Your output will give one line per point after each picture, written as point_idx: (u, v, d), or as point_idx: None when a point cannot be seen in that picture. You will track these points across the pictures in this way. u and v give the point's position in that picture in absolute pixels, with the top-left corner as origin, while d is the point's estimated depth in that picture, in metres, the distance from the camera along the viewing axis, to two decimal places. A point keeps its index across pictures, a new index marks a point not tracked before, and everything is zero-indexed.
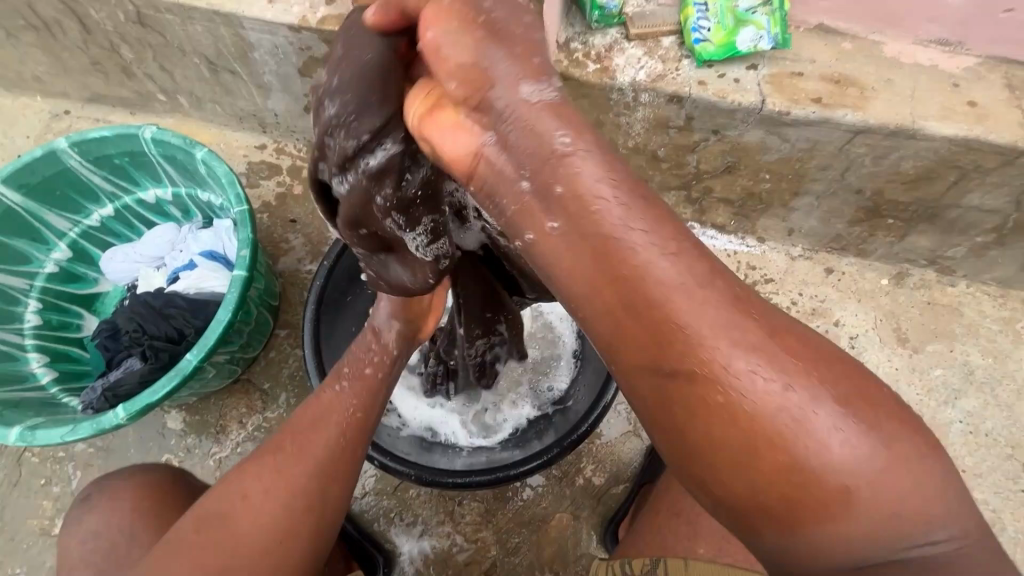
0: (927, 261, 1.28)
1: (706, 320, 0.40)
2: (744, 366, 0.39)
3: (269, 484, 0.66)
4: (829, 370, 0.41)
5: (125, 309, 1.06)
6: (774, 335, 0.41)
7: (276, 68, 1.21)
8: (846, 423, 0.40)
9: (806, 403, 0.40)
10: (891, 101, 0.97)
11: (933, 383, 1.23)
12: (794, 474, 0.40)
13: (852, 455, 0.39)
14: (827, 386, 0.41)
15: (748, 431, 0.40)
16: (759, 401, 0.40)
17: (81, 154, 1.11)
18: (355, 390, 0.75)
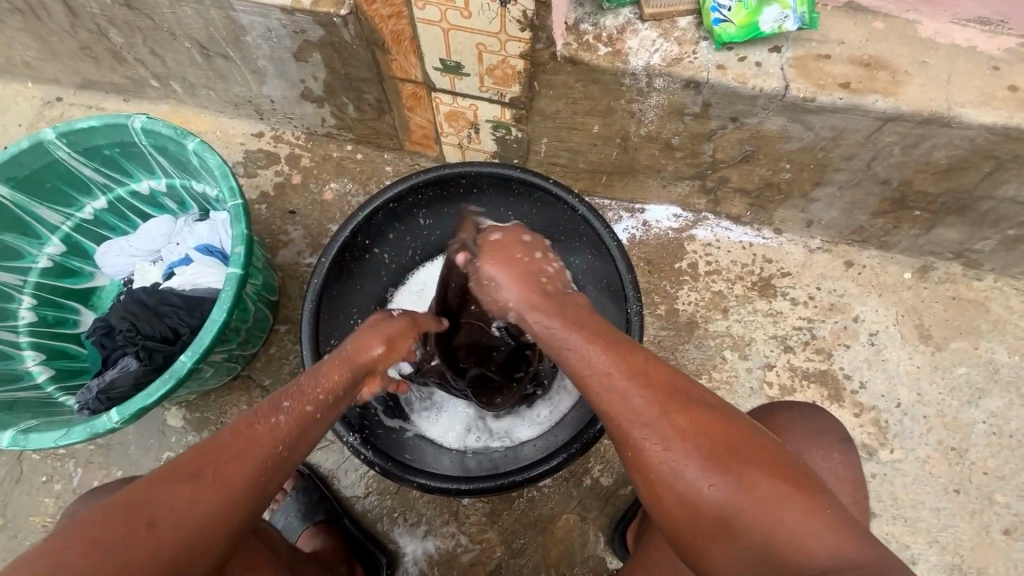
0: (953, 254, 1.22)
1: (610, 396, 0.64)
2: (636, 430, 0.63)
3: (178, 516, 0.56)
4: (699, 426, 0.61)
5: (119, 307, 1.03)
6: (663, 410, 0.62)
7: (270, 52, 1.16)
8: (710, 471, 0.59)
9: (677, 456, 0.61)
10: (925, 86, 0.91)
11: (956, 382, 1.19)
12: (685, 504, 0.60)
13: (717, 495, 0.58)
14: (712, 447, 0.60)
15: (648, 473, 0.62)
16: (649, 456, 0.62)
17: (70, 145, 1.07)
18: (292, 424, 0.66)
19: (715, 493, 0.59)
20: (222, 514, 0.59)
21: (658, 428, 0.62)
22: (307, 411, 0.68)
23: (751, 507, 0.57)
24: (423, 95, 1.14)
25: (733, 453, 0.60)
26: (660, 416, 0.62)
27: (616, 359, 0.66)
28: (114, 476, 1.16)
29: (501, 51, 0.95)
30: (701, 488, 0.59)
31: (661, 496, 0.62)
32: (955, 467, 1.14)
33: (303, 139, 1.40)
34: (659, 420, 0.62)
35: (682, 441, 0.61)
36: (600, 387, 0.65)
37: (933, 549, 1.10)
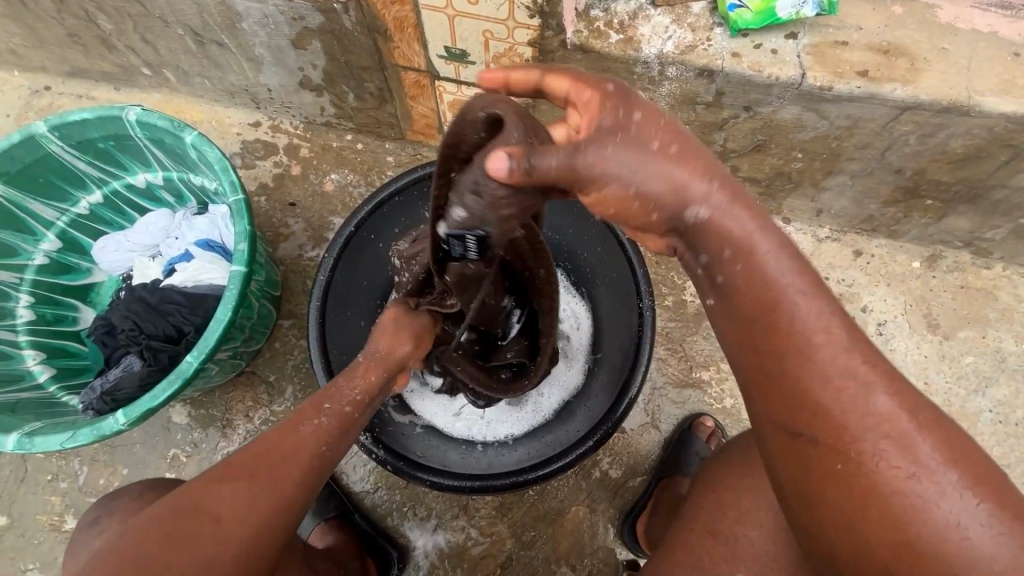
0: (962, 243, 1.21)
1: (838, 390, 0.51)
2: (871, 442, 0.50)
3: (239, 515, 0.62)
4: (948, 454, 0.49)
5: (120, 306, 1.01)
6: (914, 422, 0.50)
7: (267, 40, 1.12)
8: (968, 511, 0.47)
9: (929, 486, 0.48)
10: (945, 74, 0.89)
11: (963, 371, 1.19)
12: (901, 541, 0.49)
13: (976, 545, 0.46)
14: (966, 482, 0.48)
15: (861, 491, 0.50)
16: (884, 475, 0.49)
17: (63, 138, 1.03)
18: (333, 423, 0.71)
19: (959, 528, 0.47)
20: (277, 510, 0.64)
21: (899, 440, 0.49)
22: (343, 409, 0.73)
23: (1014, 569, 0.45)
24: (427, 84, 1.11)
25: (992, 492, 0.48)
26: (903, 430, 0.50)
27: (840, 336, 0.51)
28: (121, 475, 1.15)
29: (508, 39, 0.92)
30: (942, 519, 0.47)
31: (868, 516, 0.50)
32: None
33: (302, 128, 1.36)
34: (871, 427, 0.50)
35: (902, 457, 0.49)
36: (819, 373, 0.51)
37: None
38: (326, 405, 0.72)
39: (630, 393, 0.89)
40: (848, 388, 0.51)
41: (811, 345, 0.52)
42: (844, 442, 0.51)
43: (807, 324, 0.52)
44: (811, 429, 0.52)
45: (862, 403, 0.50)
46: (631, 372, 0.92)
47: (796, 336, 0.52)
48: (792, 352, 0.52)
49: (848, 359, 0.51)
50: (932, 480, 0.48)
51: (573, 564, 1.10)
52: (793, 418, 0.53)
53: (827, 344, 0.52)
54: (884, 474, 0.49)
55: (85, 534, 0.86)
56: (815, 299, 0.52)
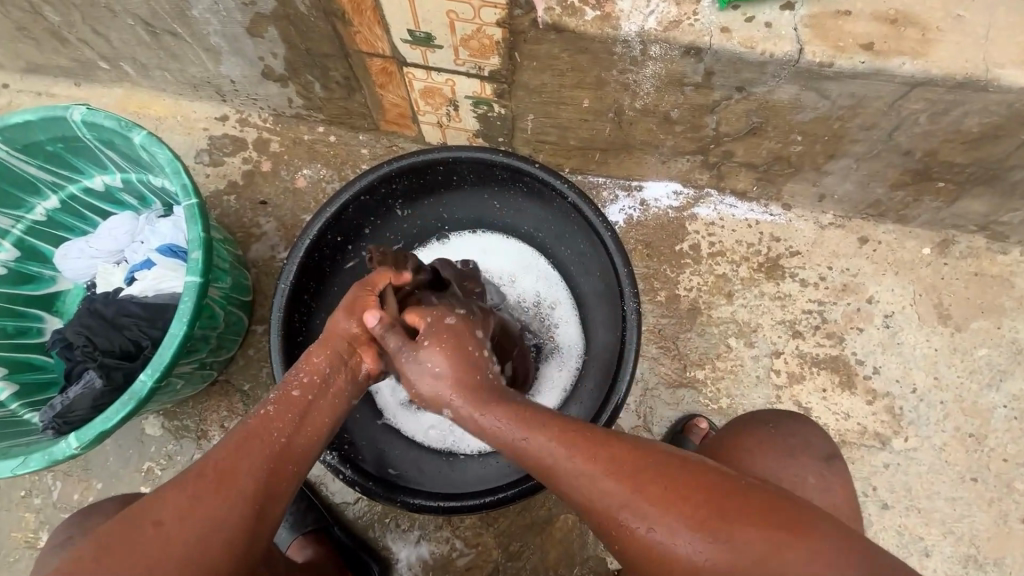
0: (977, 227, 1.13)
1: (581, 486, 0.60)
2: (624, 514, 0.58)
3: (180, 520, 0.57)
4: (677, 503, 0.57)
5: (75, 320, 0.96)
6: (642, 489, 0.58)
7: (221, 27, 1.05)
8: (699, 540, 0.56)
9: (667, 531, 0.57)
10: (959, 44, 0.80)
11: (976, 364, 1.11)
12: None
13: (711, 557, 0.55)
14: (696, 517, 0.56)
15: (638, 548, 0.59)
16: (645, 534, 0.58)
17: (8, 142, 0.97)
18: (283, 414, 0.64)
19: (697, 551, 0.56)
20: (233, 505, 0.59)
21: (633, 505, 0.58)
22: (292, 394, 0.66)
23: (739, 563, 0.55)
24: (394, 70, 1.02)
25: (719, 515, 0.56)
26: (636, 498, 0.58)
27: (617, 474, 0.59)
28: (94, 490, 1.12)
29: (475, 19, 0.84)
30: (683, 551, 0.56)
31: (652, 566, 0.58)
32: (972, 454, 1.08)
33: (271, 121, 1.29)
34: (678, 524, 0.57)
35: (711, 538, 0.56)
36: (563, 479, 0.61)
37: (947, 540, 1.05)
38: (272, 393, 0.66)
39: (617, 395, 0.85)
40: (646, 514, 0.58)
41: (604, 495, 0.59)
42: (673, 558, 0.57)
43: (593, 485, 0.59)
44: (591, 518, 0.61)
45: (663, 510, 0.57)
46: (617, 372, 0.88)
47: (595, 497, 0.59)
48: (602, 503, 0.59)
49: (637, 490, 0.58)
50: (742, 540, 0.55)
51: None
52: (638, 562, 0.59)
53: (611, 486, 0.59)
54: (711, 557, 0.55)
55: (53, 555, 0.80)
56: (526, 416, 0.63)
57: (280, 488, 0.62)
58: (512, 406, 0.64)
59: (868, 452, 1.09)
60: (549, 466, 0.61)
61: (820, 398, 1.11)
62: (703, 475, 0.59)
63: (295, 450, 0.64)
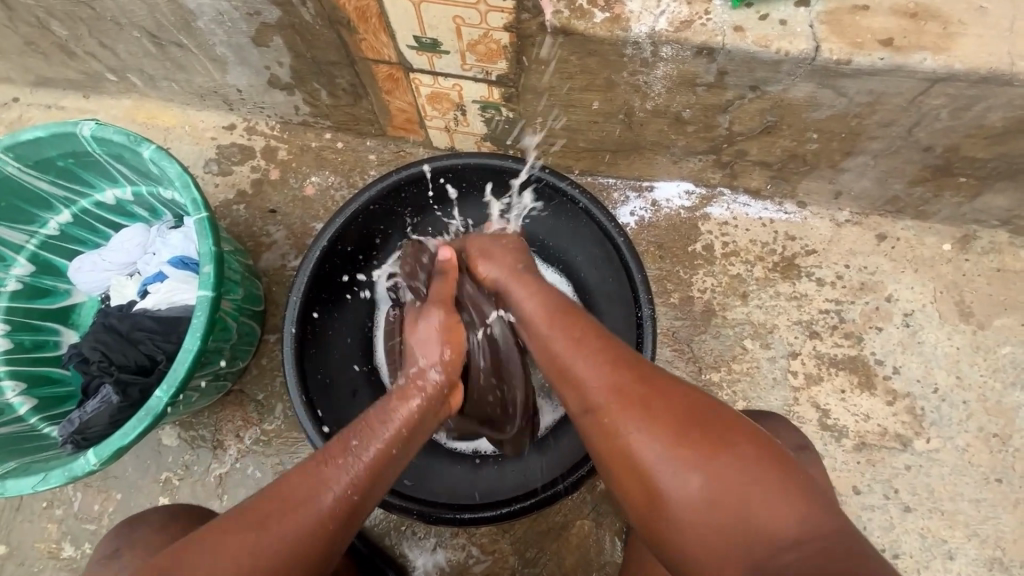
0: (999, 222, 1.10)
1: (584, 364, 0.67)
2: (608, 392, 0.63)
3: (243, 567, 0.55)
4: (665, 396, 0.61)
5: (89, 335, 0.97)
6: (634, 376, 0.64)
7: (227, 38, 1.05)
8: (666, 435, 0.58)
9: (639, 416, 0.60)
10: (983, 37, 0.77)
11: (1000, 362, 1.09)
12: (636, 462, 0.59)
13: (671, 453, 0.57)
14: (675, 412, 0.60)
15: (609, 434, 0.62)
16: (616, 416, 0.62)
17: (19, 159, 0.98)
18: (363, 467, 0.63)
19: (661, 442, 0.58)
20: (298, 554, 0.57)
21: (619, 385, 0.63)
22: (376, 429, 0.67)
23: (700, 464, 0.56)
24: (401, 77, 1.01)
25: (694, 415, 0.59)
26: (626, 387, 0.63)
27: (624, 368, 0.65)
28: (114, 500, 1.13)
29: (482, 24, 0.82)
30: (645, 440, 0.59)
31: (618, 454, 0.61)
32: (997, 455, 1.06)
33: (278, 129, 1.28)
34: (666, 430, 0.59)
35: (687, 444, 0.57)
36: (568, 360, 0.68)
37: (972, 542, 1.03)
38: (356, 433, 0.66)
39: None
40: (635, 410, 0.61)
41: (606, 389, 0.64)
42: (646, 459, 0.58)
43: (600, 376, 0.65)
44: (580, 399, 0.66)
45: (655, 414, 0.60)
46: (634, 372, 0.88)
47: (592, 382, 0.65)
48: (596, 395, 0.64)
49: (631, 379, 0.64)
50: (720, 452, 0.56)
51: None
52: (608, 453, 0.62)
53: (616, 377, 0.64)
54: (668, 444, 0.58)
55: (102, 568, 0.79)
56: (561, 321, 0.73)
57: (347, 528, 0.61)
58: (553, 312, 0.74)
59: (889, 454, 1.07)
60: (566, 355, 0.69)
61: (839, 399, 1.09)
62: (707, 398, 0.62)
63: (374, 489, 0.64)
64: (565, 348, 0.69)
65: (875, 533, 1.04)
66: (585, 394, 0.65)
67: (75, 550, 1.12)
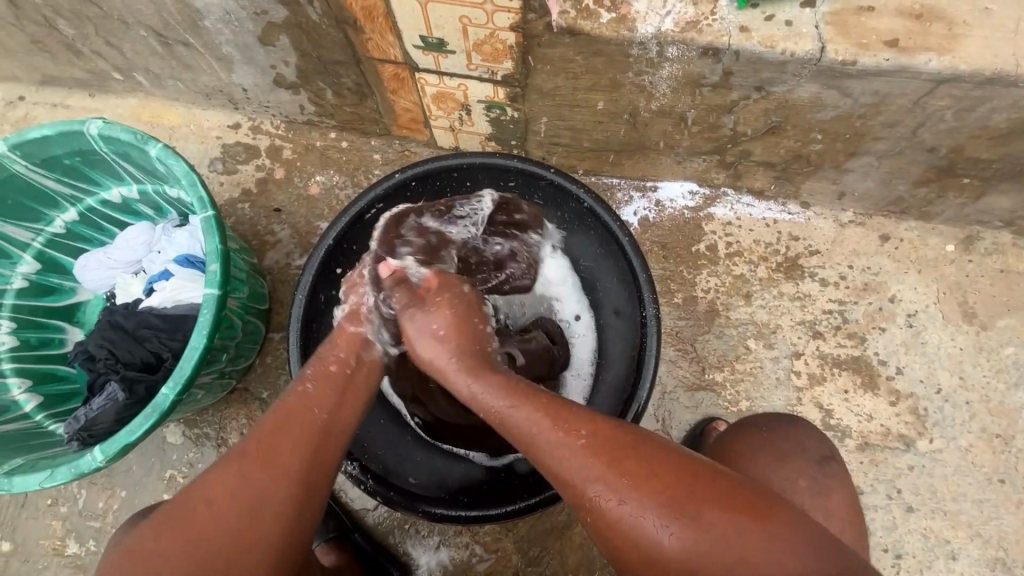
0: (1002, 223, 1.10)
1: (562, 464, 0.61)
2: (595, 491, 0.60)
3: (233, 491, 0.61)
4: (650, 481, 0.59)
5: (95, 332, 0.97)
6: (613, 466, 0.60)
7: (233, 37, 1.05)
8: (667, 523, 0.57)
9: (635, 509, 0.58)
10: (988, 38, 0.77)
11: (1003, 363, 1.09)
12: (645, 555, 0.58)
13: (676, 543, 0.57)
14: (668, 500, 0.58)
15: (608, 530, 0.60)
16: (612, 512, 0.59)
17: (26, 157, 0.98)
18: (321, 388, 0.69)
19: (663, 533, 0.57)
20: (281, 473, 0.62)
21: (605, 481, 0.59)
22: (308, 386, 0.69)
23: (704, 546, 0.56)
24: (406, 76, 1.02)
25: (684, 498, 0.58)
26: (610, 482, 0.59)
27: (598, 456, 0.60)
28: (118, 497, 1.13)
29: (489, 24, 0.83)
30: (648, 533, 0.58)
31: (622, 549, 0.60)
32: (1000, 456, 1.06)
33: (283, 128, 1.29)
34: (658, 512, 0.58)
35: (686, 529, 0.57)
36: (542, 460, 0.62)
37: (974, 543, 1.03)
38: (291, 393, 0.68)
39: (644, 381, 0.85)
40: (623, 499, 0.59)
41: (591, 482, 0.60)
42: (647, 544, 0.58)
43: (577, 466, 0.60)
44: (566, 496, 0.62)
45: (644, 499, 0.58)
46: (637, 369, 0.88)
47: (577, 480, 0.60)
48: (585, 490, 0.60)
49: (611, 470, 0.60)
50: (719, 526, 0.56)
51: None
52: (607, 541, 0.61)
53: (596, 472, 0.60)
54: (669, 534, 0.57)
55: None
56: (522, 402, 0.64)
57: (321, 472, 0.65)
58: (505, 389, 0.66)
59: (892, 454, 1.07)
60: (535, 442, 0.63)
61: (842, 400, 1.10)
62: (684, 466, 0.60)
63: (342, 411, 0.69)
64: (531, 429, 0.63)
65: (878, 534, 1.04)
66: (566, 487, 0.61)
67: (79, 547, 1.12)
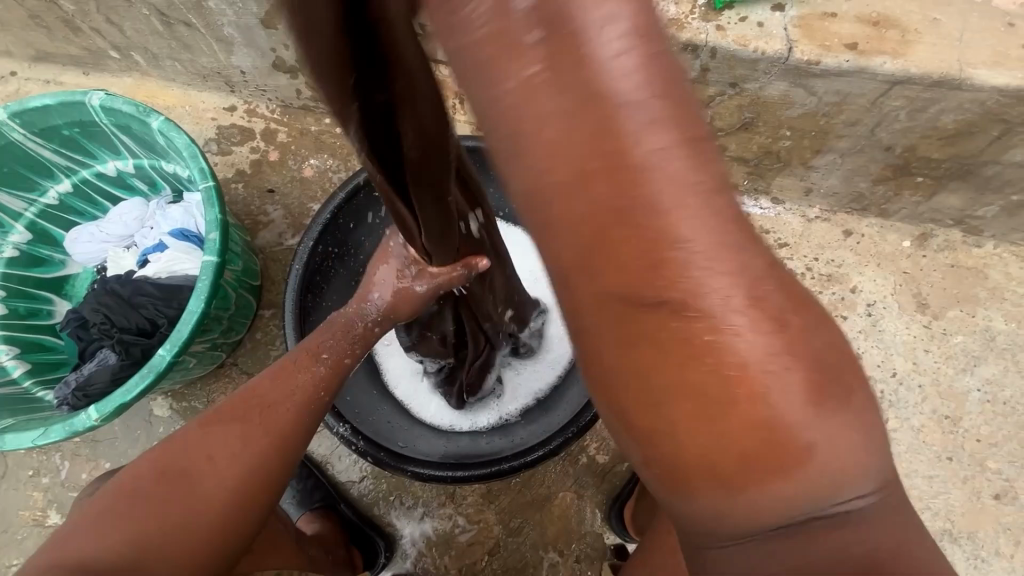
0: (954, 221, 1.19)
1: (672, 209, 0.30)
2: (722, 284, 0.31)
3: (227, 456, 0.59)
4: (804, 310, 0.34)
5: (91, 299, 0.99)
6: (759, 255, 0.33)
7: (236, 19, 1.09)
8: (812, 381, 0.33)
9: (774, 341, 0.32)
10: (937, 45, 0.86)
11: (952, 350, 1.18)
12: (755, 414, 0.33)
13: (808, 413, 0.33)
14: (819, 347, 0.34)
15: (706, 354, 0.32)
16: (734, 330, 0.32)
17: (25, 125, 1.00)
18: (329, 370, 0.69)
19: (798, 392, 0.33)
20: (279, 445, 0.63)
21: (747, 276, 0.32)
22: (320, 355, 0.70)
23: (839, 430, 0.34)
24: None
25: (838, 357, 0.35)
26: (753, 282, 0.32)
27: (746, 232, 0.32)
28: (103, 468, 1.13)
29: None
30: (781, 384, 0.33)
31: (723, 388, 0.32)
32: (948, 435, 1.14)
33: (279, 112, 1.32)
34: (807, 364, 0.33)
35: (826, 401, 0.34)
36: (642, 191, 0.29)
37: (924, 515, 1.11)
38: (297, 369, 0.68)
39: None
40: (774, 323, 0.32)
41: (720, 260, 0.31)
42: (766, 402, 0.33)
43: (708, 226, 0.30)
44: (652, 274, 0.31)
45: (796, 339, 0.33)
46: None
47: (695, 259, 0.30)
48: (702, 273, 0.31)
49: (755, 259, 0.32)
50: (859, 412, 0.35)
51: (561, 549, 1.10)
52: (649, 370, 0.33)
53: (736, 253, 0.31)
54: (812, 400, 0.33)
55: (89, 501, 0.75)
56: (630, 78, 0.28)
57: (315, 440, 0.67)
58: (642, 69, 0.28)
59: None
60: (628, 160, 0.29)
61: None
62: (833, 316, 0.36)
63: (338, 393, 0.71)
64: (589, 122, 0.29)
65: None
66: (666, 264, 0.30)
67: (61, 517, 1.12)
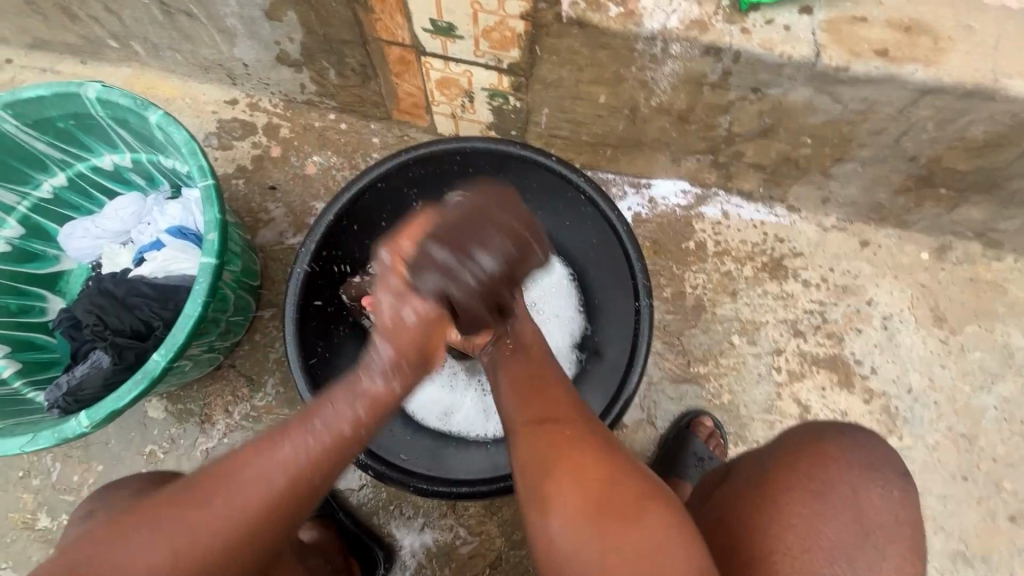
0: (974, 234, 1.16)
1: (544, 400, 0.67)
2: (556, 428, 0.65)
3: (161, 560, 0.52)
4: (610, 458, 0.62)
5: (84, 299, 0.96)
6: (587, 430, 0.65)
7: (239, 10, 1.05)
8: (596, 488, 0.59)
9: (578, 459, 0.62)
10: (970, 54, 0.82)
11: (969, 366, 1.15)
12: (563, 501, 0.59)
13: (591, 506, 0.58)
14: (608, 471, 0.60)
15: (549, 461, 0.62)
16: (559, 451, 0.62)
17: (18, 117, 0.96)
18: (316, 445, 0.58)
19: (588, 494, 0.59)
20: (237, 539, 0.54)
21: (569, 433, 0.64)
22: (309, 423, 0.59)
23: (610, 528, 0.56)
24: (412, 60, 1.02)
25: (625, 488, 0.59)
26: (573, 432, 0.64)
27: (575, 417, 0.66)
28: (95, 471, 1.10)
29: (499, 11, 0.84)
30: (577, 488, 0.59)
31: (550, 478, 0.61)
32: (963, 454, 1.12)
33: (282, 107, 1.28)
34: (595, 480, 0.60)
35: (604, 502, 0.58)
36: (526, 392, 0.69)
37: (937, 536, 1.09)
38: (283, 440, 0.58)
39: (623, 395, 0.87)
40: (578, 447, 0.62)
41: (555, 420, 0.65)
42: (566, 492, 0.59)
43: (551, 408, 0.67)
44: (532, 414, 0.67)
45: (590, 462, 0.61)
46: (630, 357, 0.90)
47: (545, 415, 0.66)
48: (545, 418, 0.66)
49: (572, 427, 0.65)
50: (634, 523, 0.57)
51: None
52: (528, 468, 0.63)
53: (562, 420, 0.65)
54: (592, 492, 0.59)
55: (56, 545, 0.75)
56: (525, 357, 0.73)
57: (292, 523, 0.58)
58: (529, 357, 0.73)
59: None
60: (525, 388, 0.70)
61: (819, 396, 1.14)
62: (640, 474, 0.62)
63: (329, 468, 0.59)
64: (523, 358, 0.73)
65: None
66: (530, 415, 0.66)
67: (51, 521, 1.09)
